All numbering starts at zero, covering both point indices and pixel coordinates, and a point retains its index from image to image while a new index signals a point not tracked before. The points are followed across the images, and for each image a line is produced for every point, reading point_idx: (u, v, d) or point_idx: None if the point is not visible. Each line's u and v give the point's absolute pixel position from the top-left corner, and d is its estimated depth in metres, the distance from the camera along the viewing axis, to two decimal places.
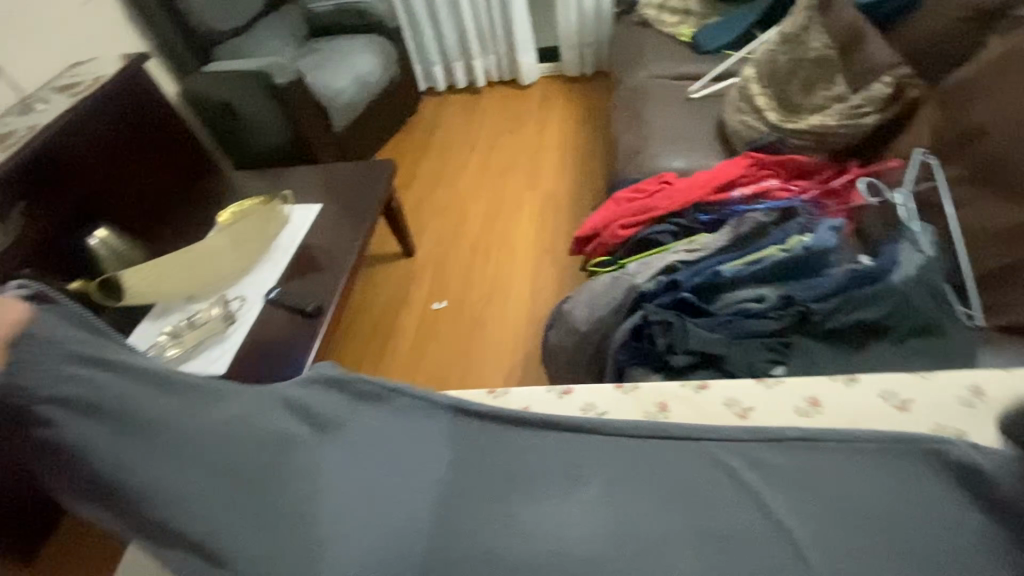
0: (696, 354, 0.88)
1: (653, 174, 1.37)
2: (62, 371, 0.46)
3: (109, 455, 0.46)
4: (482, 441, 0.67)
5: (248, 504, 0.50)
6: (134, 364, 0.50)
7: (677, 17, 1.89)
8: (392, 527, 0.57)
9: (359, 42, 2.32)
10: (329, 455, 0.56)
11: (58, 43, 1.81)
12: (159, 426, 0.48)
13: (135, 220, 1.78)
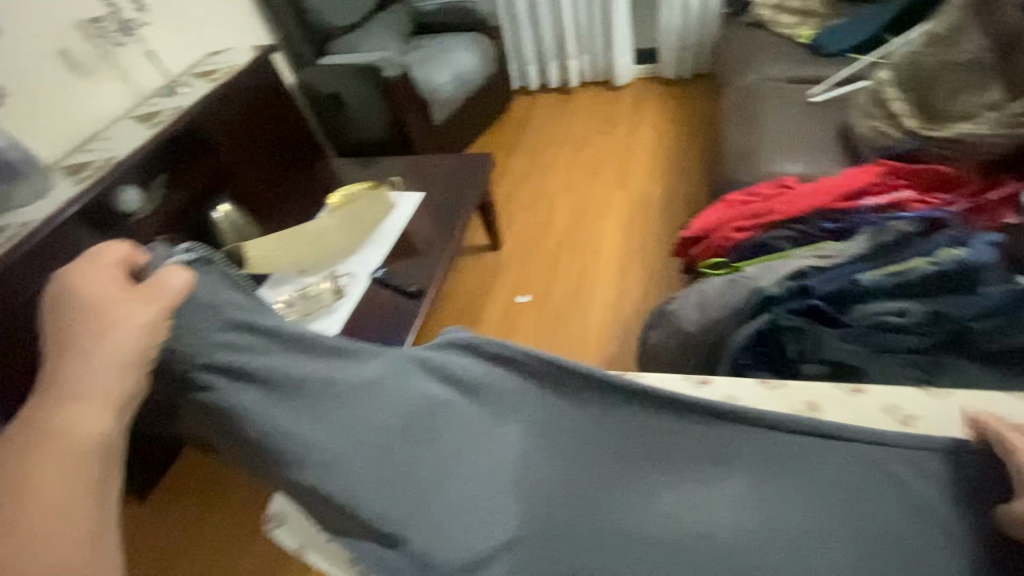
0: (829, 363, 0.84)
1: (767, 178, 1.31)
2: (217, 340, 0.61)
3: (277, 413, 0.62)
4: (579, 417, 0.77)
5: (388, 452, 0.66)
6: (276, 333, 0.65)
7: (795, 18, 1.81)
8: (503, 477, 0.73)
9: (461, 39, 2.39)
10: (448, 415, 0.72)
11: (200, 33, 2.00)
12: (310, 389, 0.64)
13: (253, 198, 1.92)
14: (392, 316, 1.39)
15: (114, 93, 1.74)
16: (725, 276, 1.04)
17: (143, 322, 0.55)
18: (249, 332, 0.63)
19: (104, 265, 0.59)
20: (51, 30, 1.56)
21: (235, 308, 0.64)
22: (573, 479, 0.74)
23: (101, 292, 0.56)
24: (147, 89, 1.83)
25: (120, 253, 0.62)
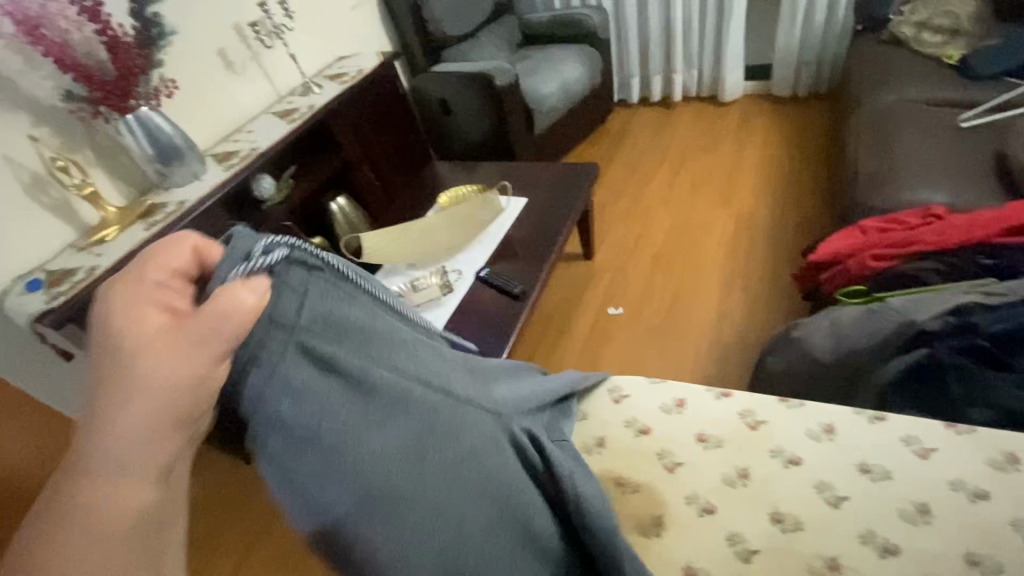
0: (997, 410, 0.81)
1: (907, 206, 1.22)
2: (284, 377, 0.53)
3: (304, 470, 0.53)
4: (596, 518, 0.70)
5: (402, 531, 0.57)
6: (337, 370, 0.55)
7: (942, 36, 1.68)
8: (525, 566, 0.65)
9: (569, 51, 2.41)
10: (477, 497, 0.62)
11: (331, 39, 2.16)
12: (343, 449, 0.54)
13: (367, 194, 2.06)
14: (497, 317, 1.42)
15: (257, 90, 1.91)
16: (864, 307, 0.97)
17: (186, 368, 0.44)
18: (309, 365, 0.54)
19: (153, 282, 0.48)
20: (214, 32, 1.75)
21: (310, 333, 0.54)
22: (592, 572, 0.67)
23: (148, 320, 0.45)
24: (283, 88, 2.00)
25: (176, 258, 0.52)
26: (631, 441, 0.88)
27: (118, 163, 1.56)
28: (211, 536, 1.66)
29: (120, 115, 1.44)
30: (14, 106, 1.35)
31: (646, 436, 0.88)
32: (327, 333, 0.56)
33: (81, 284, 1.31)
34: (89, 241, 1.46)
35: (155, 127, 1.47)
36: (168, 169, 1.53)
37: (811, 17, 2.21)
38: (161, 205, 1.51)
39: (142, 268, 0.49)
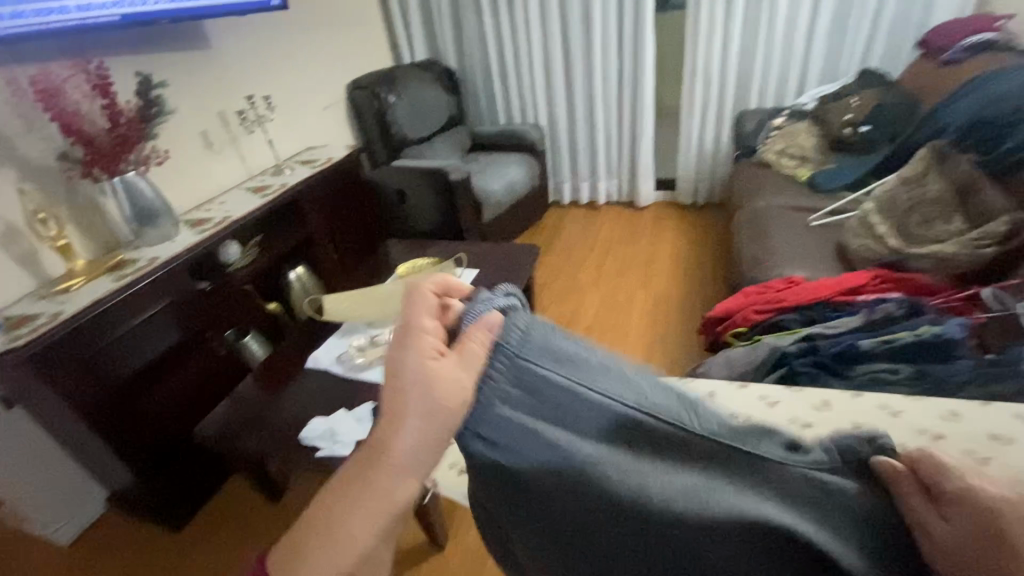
0: (842, 381, 0.98)
1: (768, 279, 1.52)
2: (527, 418, 0.50)
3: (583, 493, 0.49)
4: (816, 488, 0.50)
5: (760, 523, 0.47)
6: (579, 415, 0.50)
7: (795, 161, 2.11)
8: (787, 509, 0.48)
9: (514, 157, 2.82)
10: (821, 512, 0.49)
11: (302, 133, 2.44)
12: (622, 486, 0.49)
13: (326, 267, 2.21)
14: None
15: (231, 169, 2.10)
16: (744, 346, 1.16)
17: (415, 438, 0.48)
18: (528, 389, 0.51)
19: (424, 330, 0.52)
20: (199, 116, 1.96)
21: (553, 377, 0.51)
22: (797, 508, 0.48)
23: (453, 395, 0.49)
24: (255, 168, 2.20)
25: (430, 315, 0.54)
26: None
27: (92, 222, 1.66)
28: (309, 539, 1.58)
29: (108, 177, 1.56)
30: (5, 161, 1.45)
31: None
32: (546, 349, 0.53)
33: (44, 327, 1.34)
34: (52, 290, 1.50)
35: (136, 191, 1.59)
36: (142, 229, 1.64)
37: (703, 144, 2.76)
38: (131, 260, 1.60)
39: (410, 352, 0.50)
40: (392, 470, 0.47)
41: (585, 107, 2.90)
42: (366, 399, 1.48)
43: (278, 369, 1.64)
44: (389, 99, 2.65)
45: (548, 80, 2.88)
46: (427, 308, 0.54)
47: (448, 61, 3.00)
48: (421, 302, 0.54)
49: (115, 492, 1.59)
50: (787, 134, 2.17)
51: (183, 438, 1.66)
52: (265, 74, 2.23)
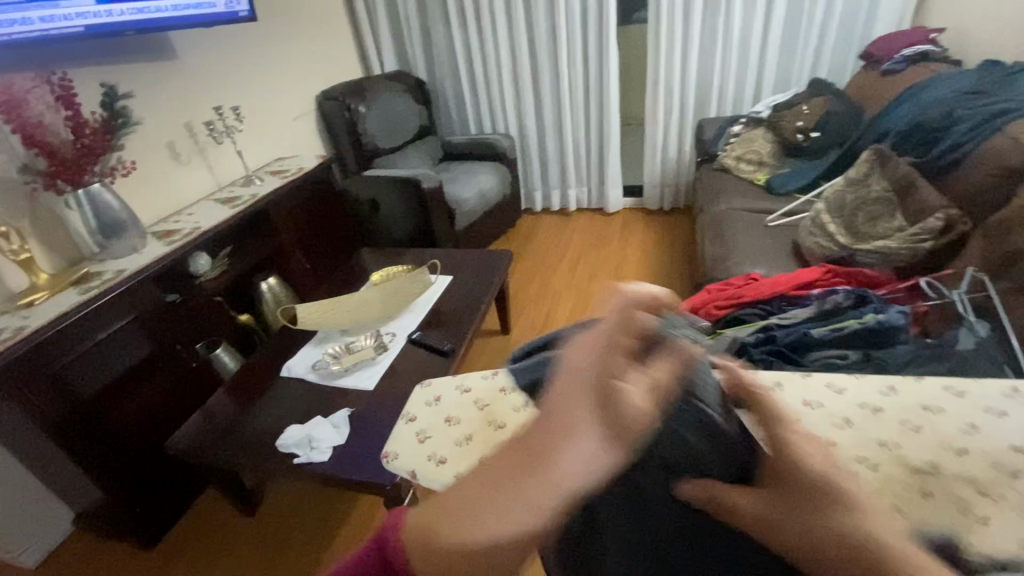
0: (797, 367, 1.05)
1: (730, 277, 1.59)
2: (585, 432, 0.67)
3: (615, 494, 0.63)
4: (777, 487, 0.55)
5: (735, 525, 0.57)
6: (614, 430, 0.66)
7: (752, 165, 2.21)
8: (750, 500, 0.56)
9: (485, 165, 2.86)
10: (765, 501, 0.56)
11: (271, 144, 2.44)
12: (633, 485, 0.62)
13: (298, 277, 2.21)
14: (426, 372, 1.56)
15: (199, 179, 2.09)
16: (707, 339, 1.22)
17: (596, 436, 0.39)
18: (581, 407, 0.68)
19: (619, 341, 0.48)
20: (166, 127, 1.94)
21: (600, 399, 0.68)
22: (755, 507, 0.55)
23: (642, 413, 0.42)
24: (224, 179, 2.19)
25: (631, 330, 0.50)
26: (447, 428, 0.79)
27: (55, 235, 1.63)
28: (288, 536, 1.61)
29: (71, 189, 1.53)
30: None
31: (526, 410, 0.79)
32: None
33: (6, 343, 1.31)
34: (13, 304, 1.46)
35: (102, 202, 1.56)
36: (108, 242, 1.61)
37: (667, 151, 2.86)
38: (96, 273, 1.58)
39: (603, 354, 0.45)
40: (560, 461, 0.38)
41: (553, 116, 2.97)
42: (341, 405, 1.48)
43: (251, 380, 1.63)
44: (360, 110, 2.67)
45: (517, 91, 2.95)
46: (626, 326, 0.50)
47: (418, 72, 3.05)
48: (623, 319, 0.51)
49: (82, 512, 1.55)
50: (745, 140, 2.27)
51: (153, 454, 1.62)
52: (233, 85, 2.23)
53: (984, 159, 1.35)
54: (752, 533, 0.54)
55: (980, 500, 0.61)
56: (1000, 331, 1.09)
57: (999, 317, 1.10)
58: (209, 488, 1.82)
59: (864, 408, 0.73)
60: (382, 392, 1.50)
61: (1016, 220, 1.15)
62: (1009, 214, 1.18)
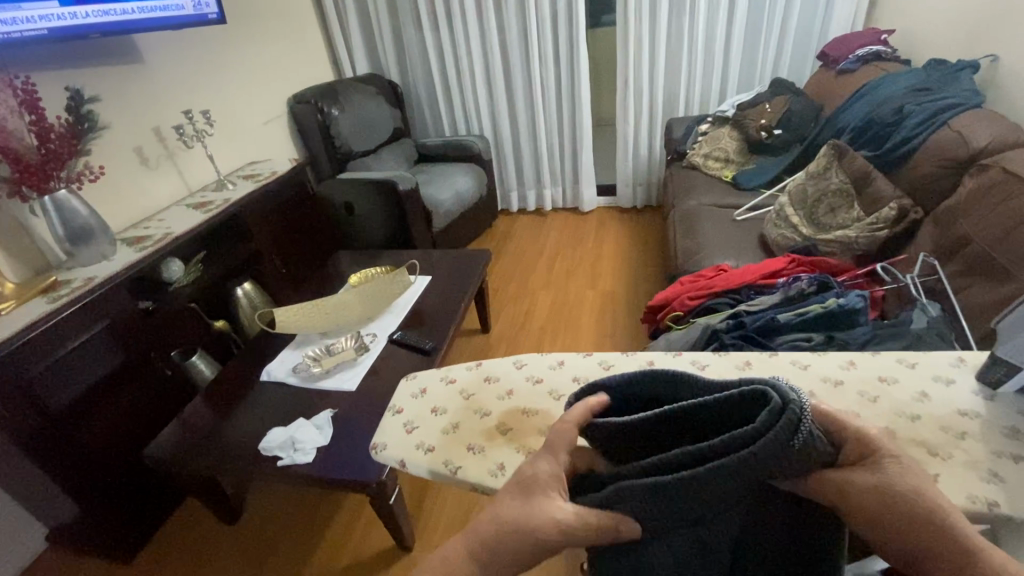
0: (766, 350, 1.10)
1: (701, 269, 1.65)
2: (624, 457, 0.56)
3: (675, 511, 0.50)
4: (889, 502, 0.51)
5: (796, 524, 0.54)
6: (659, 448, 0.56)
7: (720, 162, 2.29)
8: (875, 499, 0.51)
9: (460, 166, 2.88)
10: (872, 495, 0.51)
11: (243, 148, 2.41)
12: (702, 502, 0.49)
13: (273, 281, 2.19)
14: (407, 370, 1.57)
15: (169, 185, 2.06)
16: (681, 328, 1.27)
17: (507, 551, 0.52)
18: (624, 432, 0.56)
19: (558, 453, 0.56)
20: (134, 131, 1.91)
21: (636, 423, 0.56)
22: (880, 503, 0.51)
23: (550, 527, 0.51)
24: (195, 185, 2.16)
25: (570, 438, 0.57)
26: (435, 418, 0.81)
27: (21, 243, 1.58)
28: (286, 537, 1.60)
29: (37, 195, 1.50)
30: None
31: (509, 398, 0.81)
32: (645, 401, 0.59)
33: None
34: None
35: (69, 209, 1.53)
36: (77, 249, 1.58)
37: (639, 150, 2.93)
38: (65, 282, 1.54)
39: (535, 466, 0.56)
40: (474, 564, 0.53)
41: (527, 117, 3.01)
42: (324, 406, 1.48)
43: (230, 386, 1.61)
44: (332, 113, 2.66)
45: (490, 93, 2.98)
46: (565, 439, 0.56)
47: (391, 75, 3.05)
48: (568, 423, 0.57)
49: (56, 529, 1.51)
50: (712, 138, 2.35)
51: (129, 465, 1.59)
52: (203, 89, 2.20)
53: (932, 151, 1.44)
54: (852, 512, 0.51)
55: (931, 459, 0.66)
56: (951, 310, 1.16)
57: (950, 298, 1.18)
58: (189, 498, 1.79)
59: (826, 382, 0.78)
60: (365, 392, 1.50)
61: (962, 207, 1.23)
62: (956, 202, 1.26)
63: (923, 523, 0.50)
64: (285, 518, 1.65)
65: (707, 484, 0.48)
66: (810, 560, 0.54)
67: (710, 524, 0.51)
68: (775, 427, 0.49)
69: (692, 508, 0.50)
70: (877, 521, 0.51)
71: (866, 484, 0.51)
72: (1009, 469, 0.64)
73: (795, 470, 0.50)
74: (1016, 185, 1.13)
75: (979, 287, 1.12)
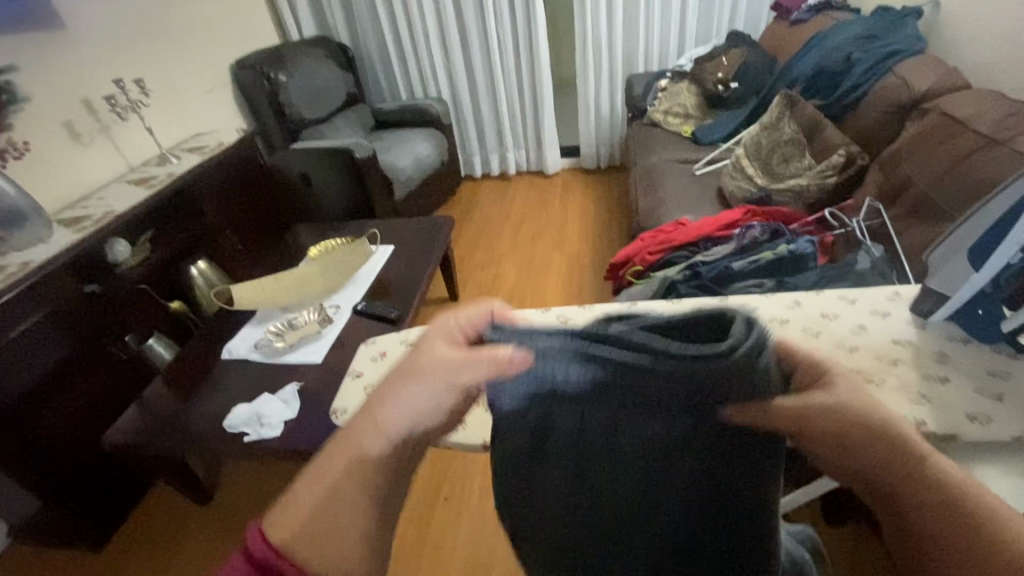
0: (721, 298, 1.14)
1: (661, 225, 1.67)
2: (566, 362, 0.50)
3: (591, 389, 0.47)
4: (856, 428, 0.48)
5: (738, 474, 0.47)
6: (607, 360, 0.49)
7: (679, 118, 2.29)
8: (841, 423, 0.48)
9: (419, 131, 2.79)
10: (836, 419, 0.48)
11: (184, 119, 2.28)
12: (623, 388, 0.45)
13: (229, 258, 2.12)
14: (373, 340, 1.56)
15: (106, 161, 1.94)
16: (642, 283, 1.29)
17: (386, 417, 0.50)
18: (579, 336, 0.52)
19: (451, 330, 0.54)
20: (61, 103, 1.78)
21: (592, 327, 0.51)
22: (842, 424, 0.48)
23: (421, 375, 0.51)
24: (136, 160, 2.04)
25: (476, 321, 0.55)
26: None
27: None
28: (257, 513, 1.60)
29: None
30: None
31: None
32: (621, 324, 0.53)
33: None
34: None
35: None
36: (8, 234, 1.49)
37: (600, 109, 2.90)
38: None
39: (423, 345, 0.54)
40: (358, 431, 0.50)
41: (485, 78, 2.93)
42: (289, 380, 1.46)
43: (190, 366, 1.57)
44: (280, 79, 2.52)
45: (446, 54, 2.88)
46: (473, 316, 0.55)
47: (340, 37, 2.90)
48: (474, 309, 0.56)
49: (19, 523, 1.47)
50: (671, 93, 2.35)
51: (90, 452, 1.55)
52: (134, 55, 2.05)
53: (879, 97, 1.47)
54: (823, 441, 0.48)
55: (868, 387, 0.70)
56: (893, 251, 1.21)
57: (892, 239, 1.23)
58: (159, 482, 1.76)
59: (773, 321, 0.82)
60: (331, 363, 1.49)
61: (905, 150, 1.27)
62: (899, 147, 1.30)
63: (890, 443, 0.48)
64: (259, 496, 1.65)
65: (647, 373, 0.44)
66: (744, 511, 0.48)
67: (628, 439, 0.47)
68: (743, 347, 0.44)
69: (610, 387, 0.46)
70: (850, 447, 0.48)
71: (816, 403, 0.48)
72: (934, 390, 0.70)
73: (753, 393, 0.44)
74: (953, 127, 1.18)
75: (918, 228, 1.17)
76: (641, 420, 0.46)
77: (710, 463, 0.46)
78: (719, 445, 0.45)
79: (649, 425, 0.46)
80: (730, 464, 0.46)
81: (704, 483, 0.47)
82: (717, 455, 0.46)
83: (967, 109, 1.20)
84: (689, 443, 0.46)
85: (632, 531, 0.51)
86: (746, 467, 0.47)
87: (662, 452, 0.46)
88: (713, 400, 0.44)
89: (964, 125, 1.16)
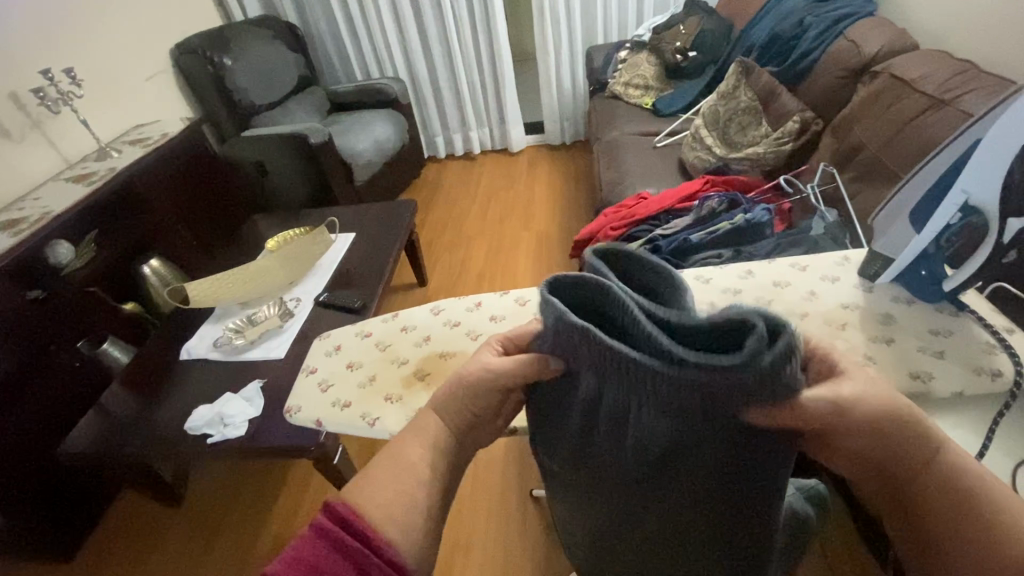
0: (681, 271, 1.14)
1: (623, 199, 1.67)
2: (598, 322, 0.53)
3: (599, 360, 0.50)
4: (886, 423, 0.50)
5: (735, 471, 0.50)
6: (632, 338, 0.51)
7: (640, 90, 2.27)
8: (871, 410, 0.50)
9: (377, 113, 2.69)
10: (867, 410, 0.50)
11: (123, 111, 2.15)
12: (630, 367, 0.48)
13: (183, 254, 2.04)
14: None
15: (41, 158, 1.82)
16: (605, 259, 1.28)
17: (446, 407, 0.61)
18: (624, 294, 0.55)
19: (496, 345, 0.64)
20: None
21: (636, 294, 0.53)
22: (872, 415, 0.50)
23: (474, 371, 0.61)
24: (74, 156, 1.93)
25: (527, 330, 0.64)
26: (352, 373, 0.79)
27: None
28: (232, 512, 1.58)
29: None
30: None
31: (427, 344, 0.80)
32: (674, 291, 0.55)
33: None
34: None
35: None
36: None
37: (562, 83, 2.86)
38: None
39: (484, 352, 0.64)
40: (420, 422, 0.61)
41: (443, 55, 2.84)
42: (252, 378, 1.42)
43: (147, 369, 1.52)
44: (225, 62, 2.40)
45: (400, 31, 2.78)
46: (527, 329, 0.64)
47: (287, 16, 2.77)
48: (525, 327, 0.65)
49: None
50: (631, 65, 2.32)
51: (47, 465, 1.50)
52: (62, 43, 1.91)
53: (832, 61, 1.47)
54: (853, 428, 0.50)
55: None
56: (846, 215, 1.24)
57: (845, 202, 1.25)
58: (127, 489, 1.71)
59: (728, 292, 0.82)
60: (294, 358, 1.45)
61: (856, 114, 1.28)
62: (851, 111, 1.31)
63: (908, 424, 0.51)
64: (233, 494, 1.62)
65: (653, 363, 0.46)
66: (743, 494, 0.51)
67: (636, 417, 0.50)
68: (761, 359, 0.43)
69: (616, 364, 0.48)
70: (876, 432, 0.50)
71: (851, 396, 0.49)
72: (883, 352, 0.71)
73: (767, 398, 0.45)
74: (901, 90, 1.20)
75: (869, 191, 1.19)
76: (646, 407, 0.49)
77: (708, 458, 0.49)
78: (727, 437, 0.48)
79: (660, 419, 0.48)
80: (725, 462, 0.49)
81: (705, 473, 0.50)
82: (711, 455, 0.49)
83: (914, 71, 1.21)
84: (694, 439, 0.48)
85: (633, 503, 0.55)
86: (744, 463, 0.49)
87: (664, 441, 0.49)
88: (717, 404, 0.46)
89: (911, 88, 1.18)
